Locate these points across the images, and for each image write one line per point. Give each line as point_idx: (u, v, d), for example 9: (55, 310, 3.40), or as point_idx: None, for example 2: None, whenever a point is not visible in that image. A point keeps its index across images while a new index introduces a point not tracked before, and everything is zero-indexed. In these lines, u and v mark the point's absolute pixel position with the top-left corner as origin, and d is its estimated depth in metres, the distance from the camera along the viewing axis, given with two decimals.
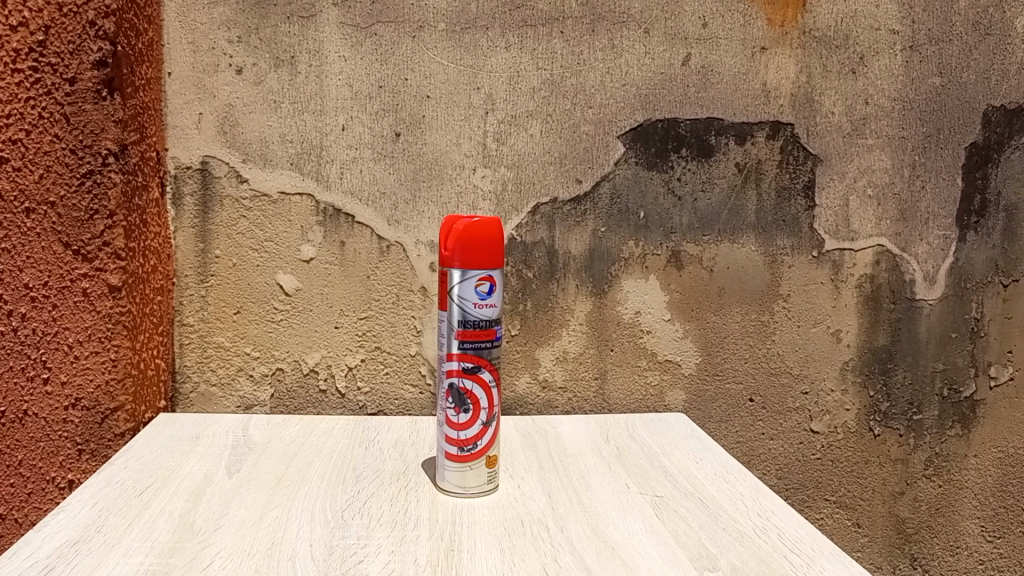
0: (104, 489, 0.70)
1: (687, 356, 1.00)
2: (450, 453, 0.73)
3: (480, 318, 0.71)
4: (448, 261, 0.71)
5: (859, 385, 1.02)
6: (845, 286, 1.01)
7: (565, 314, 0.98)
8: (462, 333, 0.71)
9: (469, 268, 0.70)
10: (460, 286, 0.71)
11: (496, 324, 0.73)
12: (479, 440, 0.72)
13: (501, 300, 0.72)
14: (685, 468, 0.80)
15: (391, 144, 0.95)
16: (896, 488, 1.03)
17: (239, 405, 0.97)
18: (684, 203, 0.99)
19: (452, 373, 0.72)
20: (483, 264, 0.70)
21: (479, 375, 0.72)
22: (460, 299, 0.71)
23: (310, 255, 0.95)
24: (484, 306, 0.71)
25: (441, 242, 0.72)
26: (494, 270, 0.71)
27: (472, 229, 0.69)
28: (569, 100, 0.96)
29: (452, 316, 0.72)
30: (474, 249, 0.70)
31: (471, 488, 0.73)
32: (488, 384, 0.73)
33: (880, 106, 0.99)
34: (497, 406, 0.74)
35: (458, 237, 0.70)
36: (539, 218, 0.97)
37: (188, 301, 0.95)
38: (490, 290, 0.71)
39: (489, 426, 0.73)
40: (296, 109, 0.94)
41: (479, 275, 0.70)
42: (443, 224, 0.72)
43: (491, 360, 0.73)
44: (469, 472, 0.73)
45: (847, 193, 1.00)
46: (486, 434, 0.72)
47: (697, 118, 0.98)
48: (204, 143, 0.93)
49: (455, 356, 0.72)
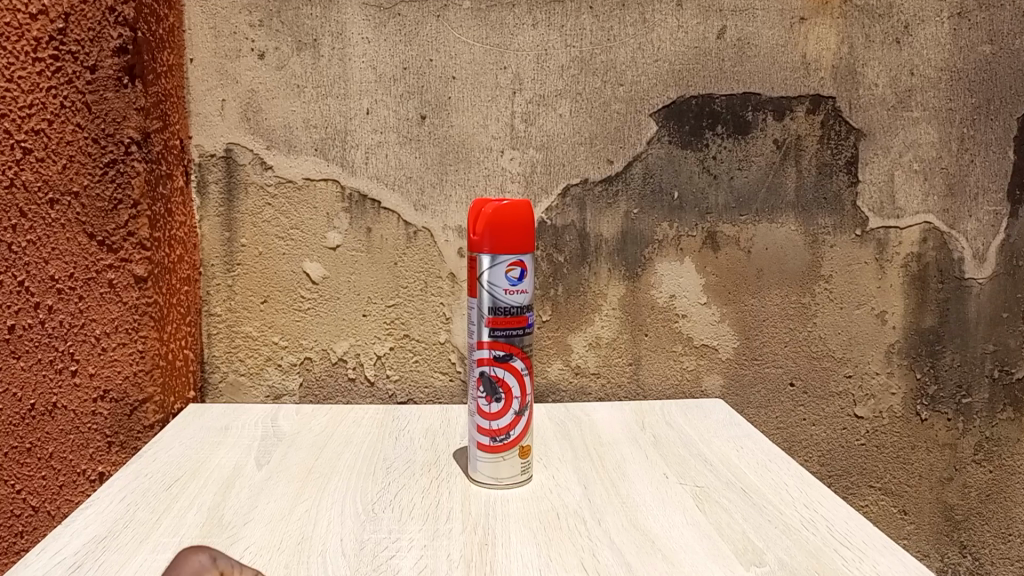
0: (134, 482, 0.70)
1: (724, 340, 0.97)
2: (482, 444, 0.71)
3: (511, 304, 0.69)
4: (477, 246, 0.69)
5: (905, 368, 0.98)
6: (890, 266, 0.97)
7: (598, 298, 0.95)
8: (492, 320, 0.69)
9: (499, 254, 0.68)
10: (490, 273, 0.68)
11: (529, 311, 0.70)
12: (512, 430, 0.70)
13: (532, 286, 0.70)
14: (726, 456, 0.77)
15: (417, 127, 0.93)
16: (944, 474, 1.00)
17: (268, 394, 0.96)
18: (720, 182, 0.95)
19: (483, 361, 0.70)
20: (513, 248, 0.68)
21: (510, 363, 0.70)
22: (490, 286, 0.68)
23: (337, 242, 0.93)
24: (515, 292, 0.69)
25: (470, 228, 0.70)
26: (524, 255, 0.69)
27: (502, 212, 0.67)
28: (599, 78, 0.93)
29: (482, 303, 0.69)
30: (504, 234, 0.68)
31: (504, 480, 0.71)
32: (520, 373, 0.71)
33: (925, 77, 0.94)
34: (530, 395, 0.72)
35: (487, 223, 0.67)
36: (570, 200, 0.94)
37: (215, 291, 0.94)
38: (521, 275, 0.69)
39: (522, 415, 0.71)
40: (320, 93, 0.92)
41: (510, 260, 0.68)
42: (472, 209, 0.70)
43: (522, 349, 0.70)
44: (502, 463, 0.71)
45: (892, 167, 0.95)
46: (519, 423, 0.70)
47: (733, 93, 0.94)
48: (228, 130, 0.92)
49: (485, 345, 0.70)
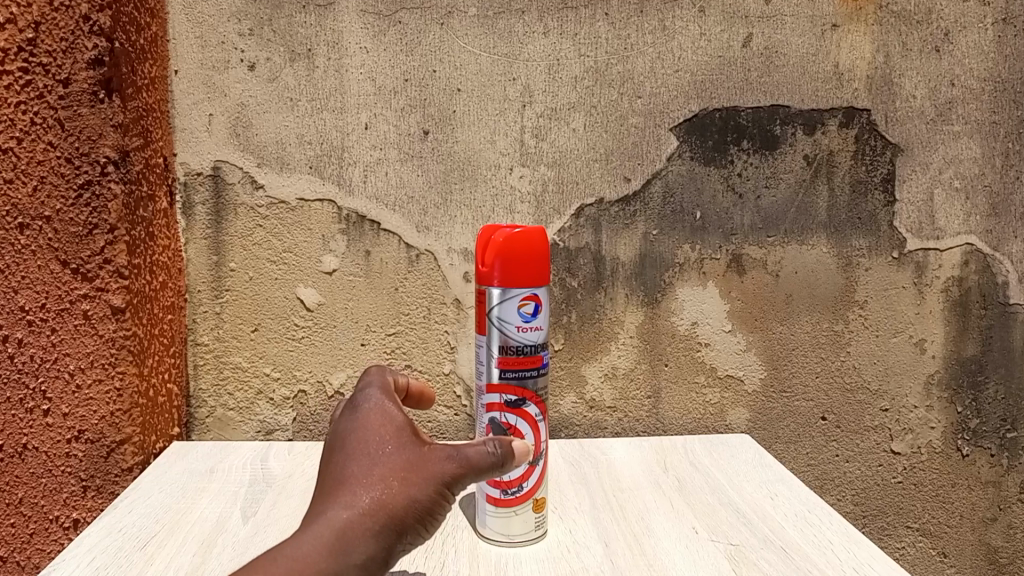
0: (107, 541, 0.63)
1: (751, 371, 0.90)
2: (492, 497, 0.64)
3: (523, 343, 0.62)
4: (487, 277, 0.62)
5: (945, 400, 0.91)
6: (929, 291, 0.90)
7: (614, 326, 0.89)
8: (503, 361, 0.62)
9: (510, 288, 0.61)
10: (500, 308, 0.62)
11: (544, 349, 0.64)
12: (525, 481, 0.63)
13: (548, 322, 0.63)
14: (760, 508, 0.71)
15: (419, 143, 0.86)
16: (987, 514, 0.92)
17: (259, 430, 0.89)
18: (746, 200, 0.88)
19: (492, 407, 0.63)
20: (526, 281, 0.61)
21: (523, 408, 0.63)
22: (501, 323, 0.62)
23: (333, 266, 0.87)
24: (529, 330, 0.62)
25: (478, 258, 0.63)
26: (539, 288, 0.62)
27: (515, 242, 0.60)
28: (615, 89, 0.87)
29: (491, 342, 0.63)
30: (517, 266, 0.61)
31: (517, 536, 0.64)
32: (534, 419, 0.64)
33: (967, 87, 0.88)
34: (545, 442, 0.65)
35: (498, 253, 0.61)
36: (584, 220, 0.87)
37: (201, 319, 0.87)
38: (535, 311, 0.62)
39: (536, 465, 0.64)
40: (314, 107, 0.85)
41: (523, 294, 0.61)
42: (481, 236, 0.63)
43: (537, 392, 0.64)
44: (514, 518, 0.64)
45: (931, 185, 0.89)
46: (533, 474, 0.63)
47: (760, 106, 0.87)
48: (216, 146, 0.85)
49: (495, 388, 0.63)
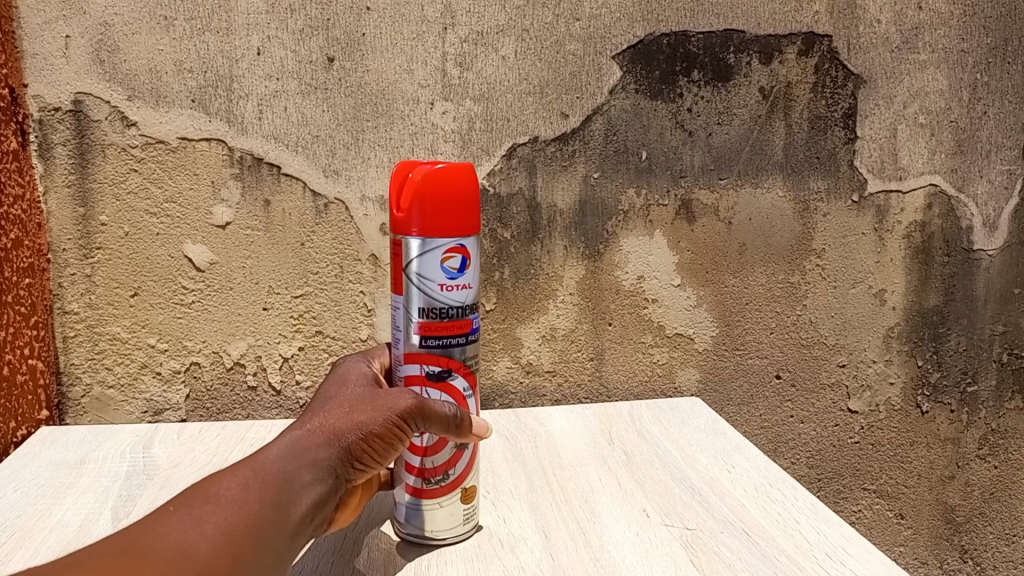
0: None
1: (701, 328, 0.82)
2: (410, 487, 0.54)
3: (449, 305, 0.52)
4: (402, 225, 0.51)
5: (905, 354, 0.85)
6: (891, 237, 0.83)
7: (552, 282, 0.79)
8: (424, 325, 0.52)
9: (432, 240, 0.50)
10: (420, 262, 0.51)
11: (473, 311, 0.54)
12: (451, 468, 0.53)
13: (476, 278, 0.53)
14: (718, 484, 0.63)
15: (323, 72, 0.74)
16: (945, 472, 0.87)
17: (146, 410, 0.77)
18: (696, 139, 0.79)
19: (411, 380, 0.53)
20: (452, 230, 0.50)
21: (447, 381, 0.53)
22: (421, 280, 0.51)
23: (226, 218, 0.74)
24: (455, 288, 0.52)
25: (393, 199, 0.52)
26: (467, 238, 0.52)
27: (440, 184, 0.49)
28: (550, 10, 0.75)
29: (409, 302, 0.52)
30: (440, 212, 0.50)
31: (442, 534, 0.54)
32: (462, 394, 0.54)
33: (935, 11, 0.80)
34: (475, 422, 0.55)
35: (419, 198, 0.49)
36: (516, 162, 0.77)
37: (69, 283, 0.74)
38: (462, 266, 0.52)
39: (465, 449, 0.54)
40: (194, 27, 0.71)
41: (448, 246, 0.51)
42: (398, 172, 0.51)
43: (464, 362, 0.54)
44: (439, 513, 0.54)
45: (895, 121, 0.81)
46: (460, 459, 0.54)
47: (711, 31, 0.78)
48: (75, 75, 0.71)
49: (416, 357, 0.52)
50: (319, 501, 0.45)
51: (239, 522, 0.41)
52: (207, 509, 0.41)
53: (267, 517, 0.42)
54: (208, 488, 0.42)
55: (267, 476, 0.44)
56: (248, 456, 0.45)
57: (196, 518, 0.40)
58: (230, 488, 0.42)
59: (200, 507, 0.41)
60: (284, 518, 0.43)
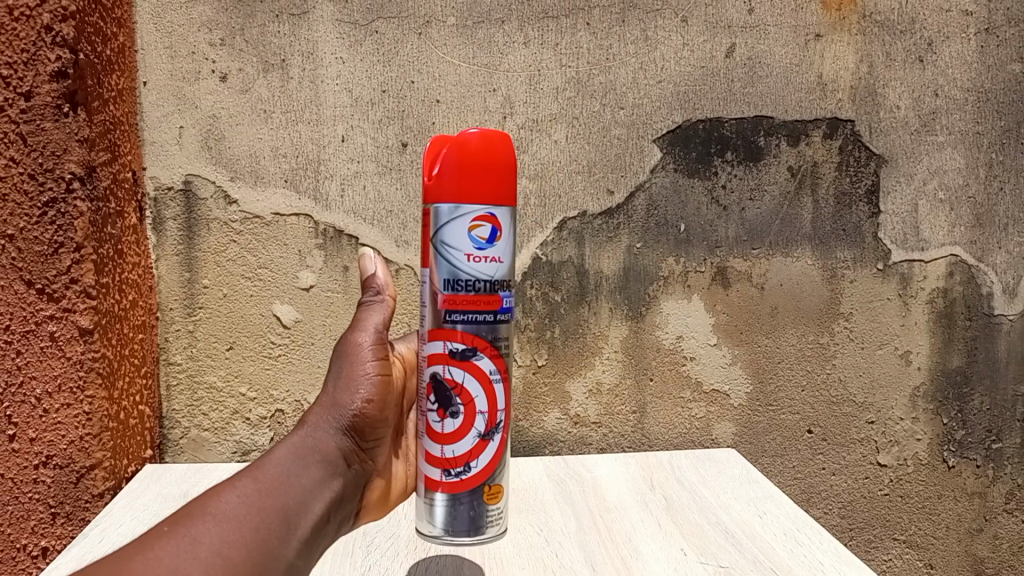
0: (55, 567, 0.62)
1: (736, 385, 0.89)
2: (429, 479, 0.56)
3: (476, 277, 0.54)
4: (434, 192, 0.53)
5: (931, 412, 0.90)
6: (915, 302, 0.89)
7: (598, 341, 0.87)
8: (450, 298, 0.54)
9: (465, 203, 0.52)
10: (448, 228, 0.53)
11: (503, 288, 0.55)
12: (473, 459, 0.55)
13: (508, 252, 0.54)
14: (749, 526, 0.69)
15: (398, 156, 0.84)
16: (973, 524, 0.92)
17: (235, 451, 0.86)
18: (730, 212, 0.87)
19: (435, 358, 0.55)
20: (481, 198, 0.52)
21: (472, 361, 0.54)
22: (448, 248, 0.53)
23: (310, 282, 0.84)
24: (483, 259, 0.53)
25: (425, 172, 0.54)
26: (498, 209, 0.53)
27: (471, 145, 0.51)
28: (598, 100, 0.85)
29: (437, 275, 0.54)
30: (470, 178, 0.52)
31: (459, 536, 0.55)
32: (488, 377, 0.55)
33: (950, 98, 0.88)
34: (503, 410, 0.56)
35: (452, 161, 0.52)
36: (567, 234, 0.86)
37: (174, 338, 0.85)
38: (491, 237, 0.53)
39: (491, 439, 0.56)
40: (290, 119, 0.83)
41: (476, 214, 0.52)
42: (430, 147, 0.54)
43: (490, 341, 0.55)
44: (456, 511, 0.55)
45: (916, 196, 0.88)
46: (484, 451, 0.55)
47: (743, 117, 0.87)
48: (187, 160, 0.83)
49: (441, 334, 0.54)
50: (322, 495, 0.52)
51: (238, 542, 0.45)
52: (201, 528, 0.44)
53: (269, 527, 0.47)
54: (206, 506, 0.46)
55: (266, 484, 0.49)
56: (253, 463, 0.51)
57: (189, 543, 0.43)
58: (231, 501, 0.47)
59: (194, 527, 0.44)
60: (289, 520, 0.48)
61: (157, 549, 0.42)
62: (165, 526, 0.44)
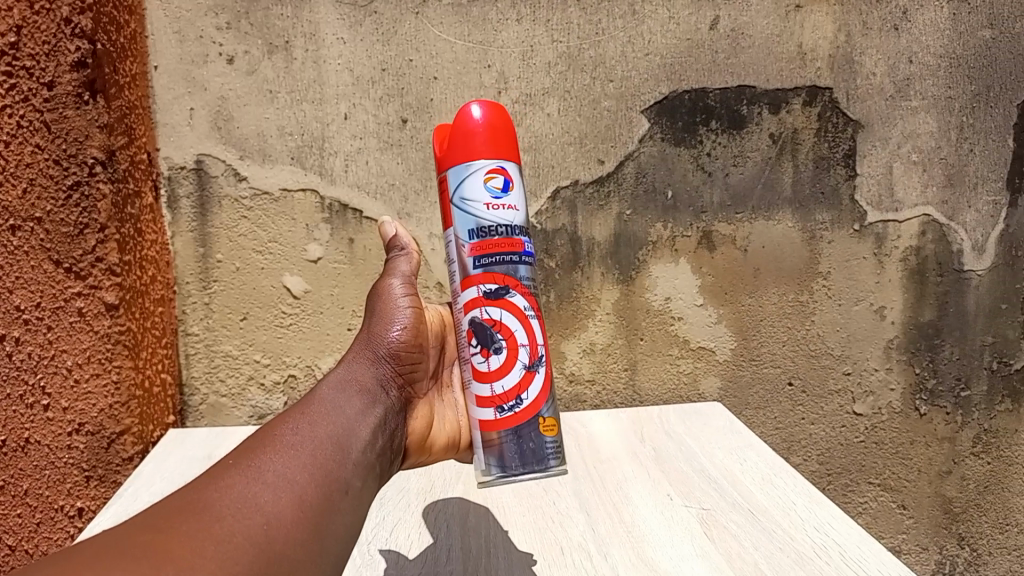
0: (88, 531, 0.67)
1: (721, 342, 0.95)
2: (485, 420, 0.60)
3: (497, 224, 0.59)
4: (448, 162, 0.59)
5: (904, 363, 0.96)
6: (889, 260, 0.94)
7: (591, 303, 0.92)
8: (476, 246, 0.59)
9: (478, 159, 0.58)
10: (466, 184, 0.58)
11: (523, 234, 0.60)
12: (522, 392, 0.60)
13: (522, 199, 0.60)
14: (730, 472, 0.76)
15: (398, 131, 0.88)
16: (943, 467, 0.98)
17: (252, 414, 0.92)
18: (715, 179, 0.92)
19: (473, 303, 0.60)
20: (489, 154, 0.58)
21: (506, 299, 0.59)
22: (468, 202, 0.58)
23: (317, 254, 0.89)
24: (501, 207, 0.59)
25: (437, 151, 0.61)
26: (507, 162, 0.59)
27: (472, 116, 0.58)
28: (588, 74, 0.89)
29: (462, 229, 0.59)
30: (477, 141, 0.58)
31: (518, 473, 0.59)
32: (524, 314, 0.60)
33: (925, 64, 0.92)
34: (542, 342, 0.61)
35: (462, 126, 0.58)
36: (560, 203, 0.90)
37: (191, 309, 0.90)
38: (505, 186, 0.59)
39: (536, 371, 0.60)
40: (294, 98, 0.87)
41: (488, 167, 0.58)
42: (438, 134, 0.61)
43: (520, 280, 0.60)
44: (514, 446, 0.59)
45: (890, 159, 0.93)
46: (532, 381, 0.60)
47: (727, 87, 0.91)
48: (197, 140, 0.87)
49: (474, 281, 0.60)
50: (369, 419, 0.55)
51: (302, 466, 0.49)
52: (266, 459, 0.48)
53: (329, 450, 0.51)
54: (268, 438, 0.50)
55: (315, 410, 0.53)
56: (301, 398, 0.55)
57: (255, 471, 0.47)
58: (288, 430, 0.51)
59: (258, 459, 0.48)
60: (347, 442, 0.52)
61: (229, 480, 0.46)
62: (230, 460, 0.49)
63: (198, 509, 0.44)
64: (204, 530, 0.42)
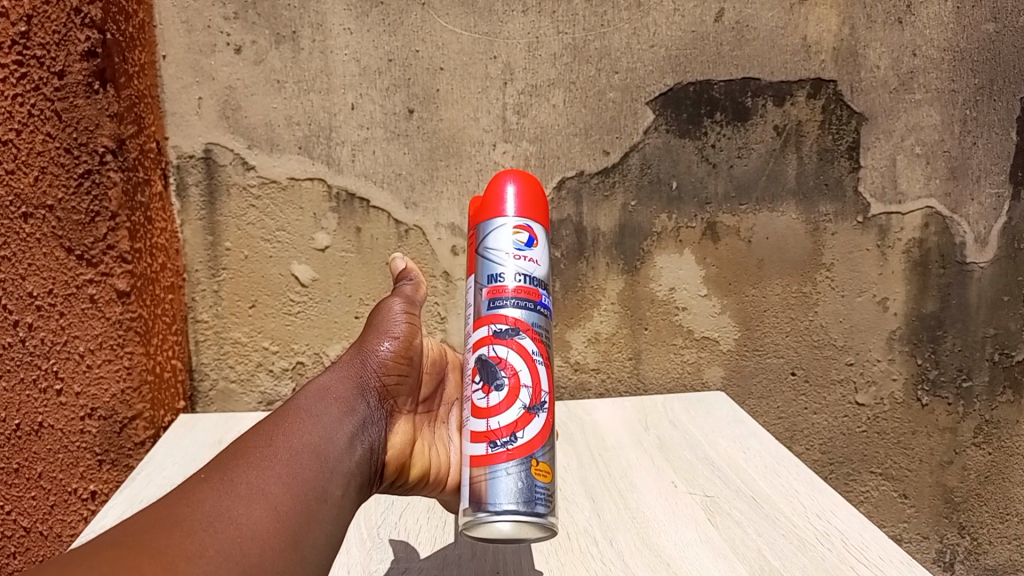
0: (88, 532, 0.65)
1: (726, 332, 0.95)
2: (476, 456, 0.55)
3: (518, 273, 0.57)
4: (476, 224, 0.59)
5: (906, 354, 0.97)
6: (892, 252, 0.95)
7: (596, 293, 0.93)
8: (491, 291, 0.57)
9: (507, 211, 0.57)
10: (491, 234, 0.57)
11: (542, 286, 0.58)
12: (518, 430, 0.54)
13: (545, 258, 0.58)
14: (733, 460, 0.76)
15: (404, 121, 0.89)
16: (944, 457, 0.99)
17: (261, 401, 0.92)
18: (719, 170, 0.93)
19: (480, 342, 0.57)
20: (516, 214, 0.57)
21: (515, 341, 0.56)
22: (489, 251, 0.57)
23: (325, 243, 0.90)
24: (523, 260, 0.57)
25: (470, 213, 0.61)
26: (534, 224, 0.58)
27: (503, 183, 0.59)
28: (593, 65, 0.90)
29: (482, 273, 0.58)
30: (505, 202, 0.58)
31: (499, 525, 0.52)
32: (530, 356, 0.56)
33: (928, 57, 0.92)
34: (547, 390, 0.56)
35: (497, 188, 0.58)
36: (566, 193, 0.91)
37: (200, 297, 0.91)
38: (529, 242, 0.57)
39: (536, 414, 0.55)
40: (302, 88, 0.88)
41: (513, 223, 0.57)
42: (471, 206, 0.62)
43: (533, 327, 0.57)
44: (499, 485, 0.53)
45: (894, 152, 0.93)
46: (531, 424, 0.55)
47: (732, 79, 0.91)
48: (206, 129, 0.88)
49: (484, 320, 0.57)
50: (348, 430, 0.55)
51: (274, 476, 0.49)
52: (241, 471, 0.49)
53: (303, 460, 0.51)
54: (240, 451, 0.51)
55: (292, 420, 0.53)
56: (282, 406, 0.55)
57: (226, 483, 0.48)
58: (265, 442, 0.51)
59: (235, 471, 0.49)
60: (321, 451, 0.52)
61: (200, 493, 0.47)
62: (201, 475, 0.49)
63: (171, 524, 0.45)
64: (177, 546, 0.43)
